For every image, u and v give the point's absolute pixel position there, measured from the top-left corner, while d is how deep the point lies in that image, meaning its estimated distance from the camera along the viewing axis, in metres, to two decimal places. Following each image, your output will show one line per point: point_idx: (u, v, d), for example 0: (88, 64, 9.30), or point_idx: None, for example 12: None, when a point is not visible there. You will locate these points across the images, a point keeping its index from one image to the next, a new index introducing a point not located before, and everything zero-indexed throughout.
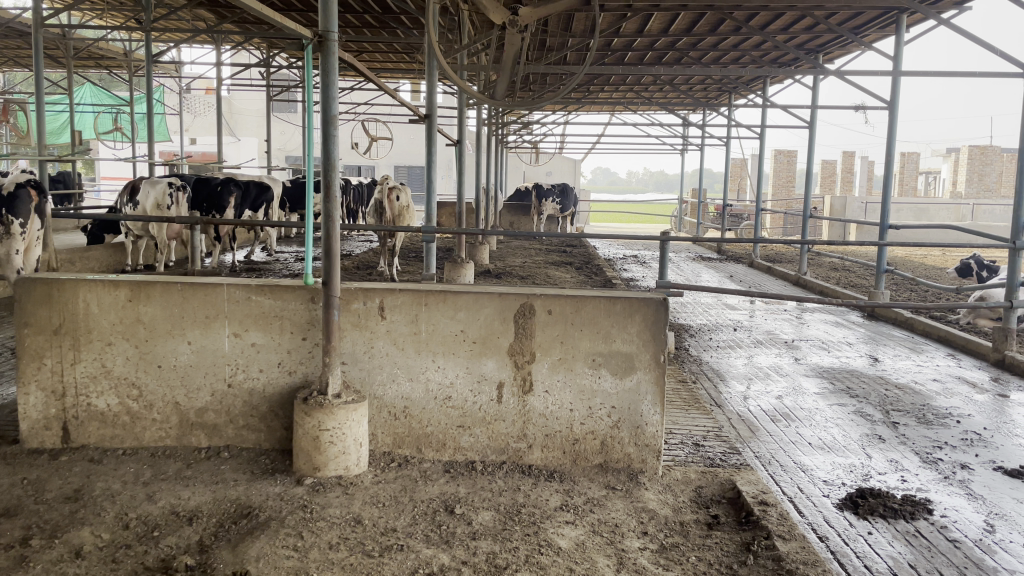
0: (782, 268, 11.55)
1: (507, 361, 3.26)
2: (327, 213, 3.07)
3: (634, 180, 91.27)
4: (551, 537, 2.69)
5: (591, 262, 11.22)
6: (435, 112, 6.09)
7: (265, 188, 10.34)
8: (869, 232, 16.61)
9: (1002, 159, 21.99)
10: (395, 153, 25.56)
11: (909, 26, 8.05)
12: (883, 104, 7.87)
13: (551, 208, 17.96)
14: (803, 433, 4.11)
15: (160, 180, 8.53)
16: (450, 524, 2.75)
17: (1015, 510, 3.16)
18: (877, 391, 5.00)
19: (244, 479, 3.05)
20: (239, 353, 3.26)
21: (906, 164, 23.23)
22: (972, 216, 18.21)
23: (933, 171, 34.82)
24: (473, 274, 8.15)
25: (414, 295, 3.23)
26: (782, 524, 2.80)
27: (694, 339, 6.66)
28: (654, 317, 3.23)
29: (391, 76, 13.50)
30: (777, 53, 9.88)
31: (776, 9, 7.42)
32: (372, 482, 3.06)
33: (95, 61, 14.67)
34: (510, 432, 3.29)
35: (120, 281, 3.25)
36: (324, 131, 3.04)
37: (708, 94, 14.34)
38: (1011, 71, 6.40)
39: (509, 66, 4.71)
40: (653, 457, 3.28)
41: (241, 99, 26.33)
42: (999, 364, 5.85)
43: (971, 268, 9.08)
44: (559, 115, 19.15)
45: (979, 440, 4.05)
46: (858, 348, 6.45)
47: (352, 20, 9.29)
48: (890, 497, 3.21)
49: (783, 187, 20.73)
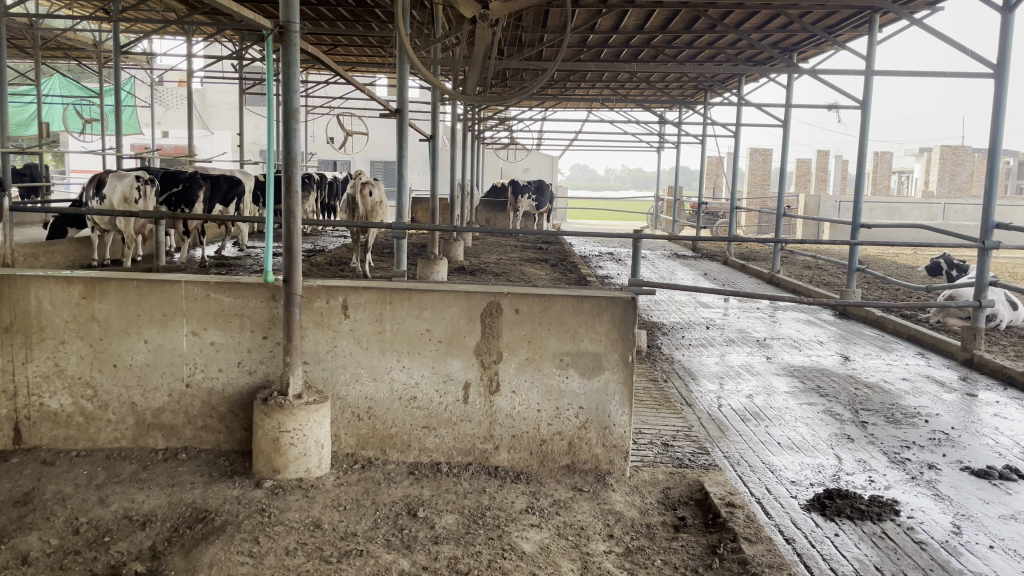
0: (756, 266, 11.61)
1: (473, 360, 3.20)
2: (289, 209, 3.00)
3: (612, 178, 91.48)
4: (515, 541, 2.64)
5: (566, 259, 11.19)
6: (406, 107, 5.99)
7: (237, 182, 10.19)
8: (843, 230, 16.76)
9: (974, 159, 22.23)
10: (371, 148, 25.39)
11: (882, 25, 8.08)
12: (856, 104, 7.89)
13: (528, 205, 17.93)
14: (773, 432, 4.09)
15: (127, 173, 8.38)
16: (412, 528, 2.69)
17: (981, 511, 3.16)
18: (847, 391, 5.00)
19: (201, 481, 2.97)
20: (198, 352, 3.18)
21: (879, 163, 23.44)
22: (944, 216, 18.40)
23: (905, 170, 35.20)
24: (447, 270, 8.07)
25: (379, 293, 3.17)
26: (749, 526, 2.76)
27: (666, 337, 6.63)
28: (622, 316, 3.18)
29: (366, 69, 13.37)
30: (751, 52, 9.90)
31: (751, 7, 7.39)
32: (333, 484, 2.99)
33: (64, 51, 14.38)
34: (477, 433, 3.23)
35: (73, 277, 3.15)
36: (285, 125, 2.98)
37: (685, 92, 14.35)
38: (982, 72, 6.43)
39: (481, 60, 4.62)
40: (621, 458, 3.23)
41: (215, 92, 26.02)
42: (968, 363, 5.88)
43: (942, 267, 9.16)
44: (536, 111, 19.12)
45: (947, 440, 4.05)
46: (829, 347, 6.47)
47: (325, 13, 9.16)
48: (858, 498, 3.20)
49: (758, 186, 20.84)
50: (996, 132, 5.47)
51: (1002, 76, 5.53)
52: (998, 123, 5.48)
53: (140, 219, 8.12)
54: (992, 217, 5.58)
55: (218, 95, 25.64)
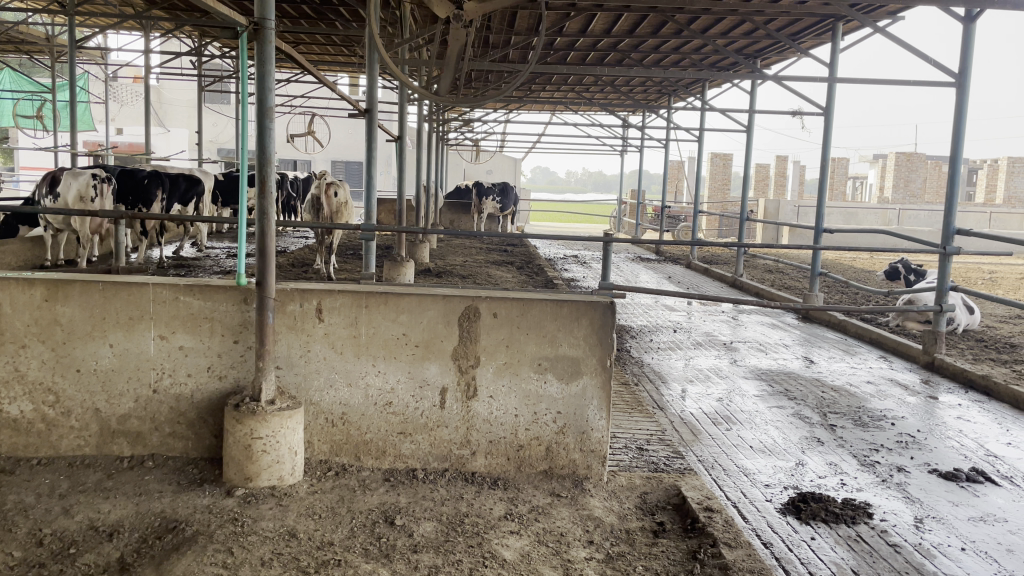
0: (719, 269, 11.73)
1: (451, 365, 3.16)
2: (262, 210, 2.92)
3: (573, 181, 91.98)
4: (495, 548, 2.61)
5: (531, 262, 11.17)
6: (375, 107, 5.91)
7: (196, 182, 9.98)
8: (802, 234, 17.04)
9: (927, 166, 22.78)
10: (332, 148, 25.14)
11: (844, 33, 8.23)
12: (819, 110, 8.01)
13: (491, 207, 17.92)
14: (744, 436, 4.12)
15: (83, 171, 8.17)
16: (391, 536, 2.64)
17: (951, 514, 3.21)
18: (814, 394, 5.06)
19: (169, 490, 2.88)
20: (165, 356, 3.08)
21: (836, 169, 23.89)
22: (898, 221, 18.81)
23: (861, 176, 35.93)
24: (413, 272, 8.00)
25: (354, 297, 3.11)
26: (727, 531, 2.76)
27: (635, 340, 6.66)
28: (601, 320, 3.16)
29: (330, 68, 13.22)
30: (717, 58, 10.00)
31: (719, 13, 7.45)
32: (307, 492, 2.92)
33: (16, 45, 13.96)
34: (453, 439, 3.19)
35: (35, 279, 3.04)
36: (259, 124, 2.89)
37: (649, 96, 14.45)
38: (942, 81, 6.57)
39: (453, 62, 4.57)
40: (599, 463, 3.22)
41: (172, 88, 25.53)
42: (929, 367, 6.00)
43: (899, 272, 9.37)
44: (500, 114, 19.11)
45: (913, 442, 4.12)
46: (794, 350, 6.54)
47: (289, 10, 9.03)
48: (831, 501, 3.22)
49: (719, 190, 21.10)
50: (958, 139, 5.59)
51: (964, 85, 5.65)
52: (959, 130, 5.61)
53: (96, 218, 7.91)
54: (953, 223, 5.69)
55: (175, 93, 25.15)
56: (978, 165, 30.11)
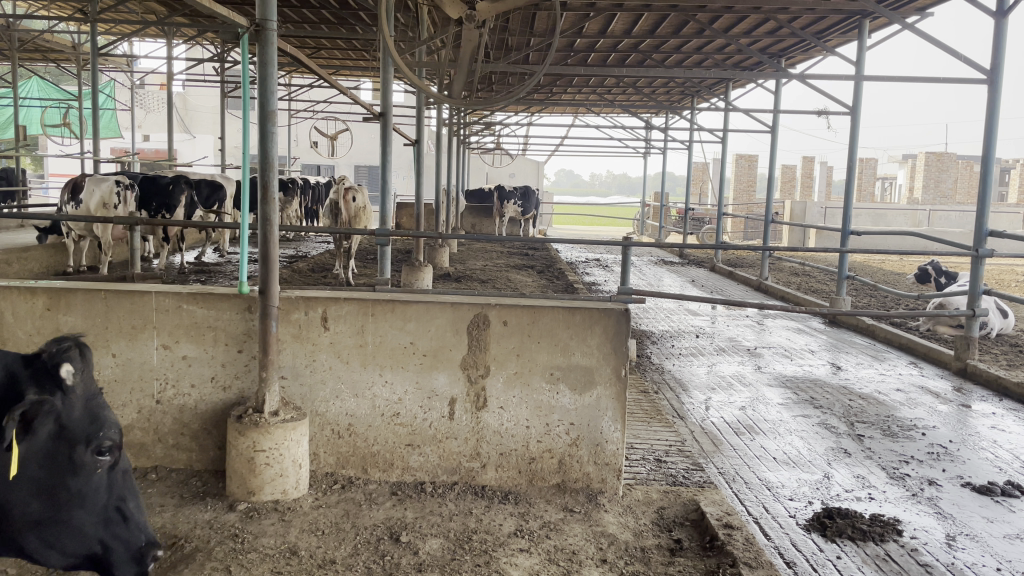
0: (743, 273, 11.56)
1: (460, 375, 3.06)
2: (265, 215, 2.85)
3: (597, 183, 91.73)
4: (503, 567, 2.50)
5: (553, 266, 11.06)
6: (389, 111, 5.80)
7: (218, 188, 9.99)
8: (829, 237, 16.75)
9: (958, 166, 22.34)
10: (355, 152, 25.21)
11: (872, 31, 8.03)
12: (846, 109, 7.82)
13: (513, 210, 17.85)
14: (767, 446, 3.97)
15: (106, 178, 8.21)
16: (395, 554, 2.54)
17: (987, 531, 3.04)
18: (842, 402, 4.88)
19: (171, 504, 2.81)
20: (169, 366, 3.02)
21: (864, 170, 23.50)
22: (928, 222, 18.42)
23: (890, 178, 35.26)
24: (431, 277, 7.88)
25: (361, 304, 3.03)
26: (748, 550, 2.62)
27: (655, 346, 6.51)
28: (615, 328, 3.04)
29: (349, 72, 13.23)
30: (739, 57, 9.86)
31: (740, 12, 7.29)
32: (311, 507, 2.84)
33: (43, 53, 14.07)
34: (463, 451, 3.09)
35: (37, 288, 2.99)
36: (260, 128, 2.82)
37: (672, 97, 14.28)
38: (974, 78, 6.37)
39: (468, 64, 4.44)
40: (614, 477, 3.10)
41: (197, 95, 25.75)
42: (962, 373, 5.79)
43: (930, 275, 9.13)
44: (522, 117, 19.04)
45: (946, 454, 3.95)
46: (821, 356, 6.37)
47: (308, 15, 9.00)
48: (859, 517, 3.07)
49: (744, 192, 20.80)
50: (991, 137, 5.39)
51: (995, 82, 5.46)
52: (991, 128, 5.42)
53: (119, 225, 7.93)
54: (985, 225, 5.47)
55: (200, 99, 25.38)
56: (1011, 164, 29.56)
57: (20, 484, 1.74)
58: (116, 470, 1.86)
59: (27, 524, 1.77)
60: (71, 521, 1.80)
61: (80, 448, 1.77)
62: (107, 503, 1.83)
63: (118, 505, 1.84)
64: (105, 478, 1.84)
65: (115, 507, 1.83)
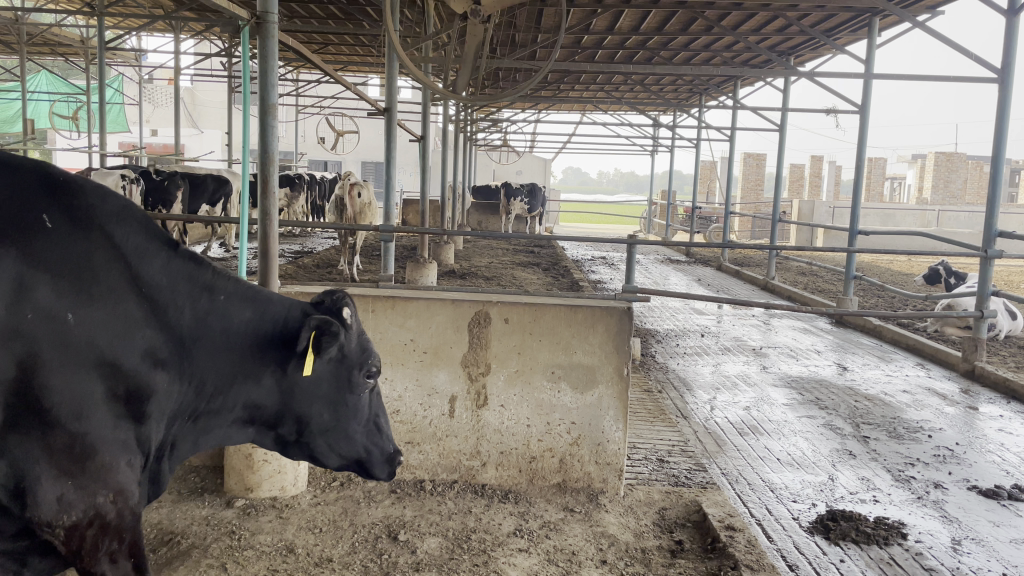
0: (750, 272, 11.51)
1: (461, 373, 3.05)
2: (264, 210, 2.83)
3: (605, 182, 91.57)
4: (501, 567, 2.47)
5: (558, 263, 11.04)
6: (394, 106, 5.77)
7: (224, 183, 10.00)
8: (837, 237, 16.66)
9: (967, 166, 22.20)
10: (362, 148, 25.22)
11: (881, 29, 7.97)
12: (855, 108, 7.76)
13: (519, 208, 17.82)
14: (771, 447, 3.94)
15: (111, 172, 8.28)
16: (392, 552, 2.52)
17: (993, 535, 3.00)
18: (847, 403, 4.84)
19: (169, 500, 2.79)
20: None
21: (872, 170, 23.38)
22: (937, 223, 18.30)
23: (899, 177, 35.07)
24: (436, 274, 7.85)
25: (362, 300, 3.02)
26: (750, 553, 2.59)
27: (660, 345, 6.47)
28: (618, 327, 3.01)
29: (357, 67, 13.22)
30: (748, 55, 9.81)
31: (749, 9, 7.23)
32: (309, 504, 2.82)
33: (52, 47, 14.10)
34: (463, 449, 3.07)
35: None
36: (260, 122, 2.79)
37: (679, 95, 14.22)
38: (985, 77, 6.30)
39: (473, 60, 4.40)
40: (615, 477, 3.07)
41: (205, 90, 25.79)
42: (969, 375, 5.73)
43: (939, 275, 9.06)
44: (529, 114, 19.01)
45: (952, 457, 3.90)
46: (826, 356, 6.32)
47: (314, 10, 8.98)
48: (863, 520, 3.03)
49: (752, 191, 20.73)
50: (1001, 136, 5.33)
51: (1005, 82, 5.40)
52: (1001, 127, 5.36)
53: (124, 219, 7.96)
54: (994, 225, 5.41)
55: (208, 94, 25.43)
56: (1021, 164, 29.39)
57: (316, 394, 1.91)
58: (373, 393, 2.02)
59: (318, 431, 1.94)
60: (350, 430, 1.96)
61: (356, 371, 1.93)
62: (368, 418, 1.99)
63: (374, 421, 2.00)
64: (371, 395, 2.01)
65: (375, 422, 1.99)
